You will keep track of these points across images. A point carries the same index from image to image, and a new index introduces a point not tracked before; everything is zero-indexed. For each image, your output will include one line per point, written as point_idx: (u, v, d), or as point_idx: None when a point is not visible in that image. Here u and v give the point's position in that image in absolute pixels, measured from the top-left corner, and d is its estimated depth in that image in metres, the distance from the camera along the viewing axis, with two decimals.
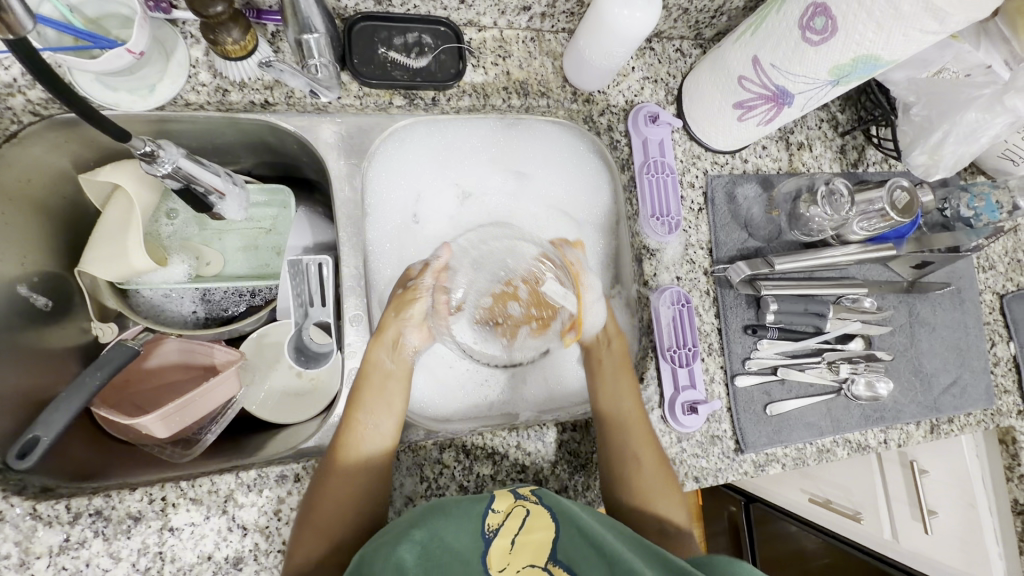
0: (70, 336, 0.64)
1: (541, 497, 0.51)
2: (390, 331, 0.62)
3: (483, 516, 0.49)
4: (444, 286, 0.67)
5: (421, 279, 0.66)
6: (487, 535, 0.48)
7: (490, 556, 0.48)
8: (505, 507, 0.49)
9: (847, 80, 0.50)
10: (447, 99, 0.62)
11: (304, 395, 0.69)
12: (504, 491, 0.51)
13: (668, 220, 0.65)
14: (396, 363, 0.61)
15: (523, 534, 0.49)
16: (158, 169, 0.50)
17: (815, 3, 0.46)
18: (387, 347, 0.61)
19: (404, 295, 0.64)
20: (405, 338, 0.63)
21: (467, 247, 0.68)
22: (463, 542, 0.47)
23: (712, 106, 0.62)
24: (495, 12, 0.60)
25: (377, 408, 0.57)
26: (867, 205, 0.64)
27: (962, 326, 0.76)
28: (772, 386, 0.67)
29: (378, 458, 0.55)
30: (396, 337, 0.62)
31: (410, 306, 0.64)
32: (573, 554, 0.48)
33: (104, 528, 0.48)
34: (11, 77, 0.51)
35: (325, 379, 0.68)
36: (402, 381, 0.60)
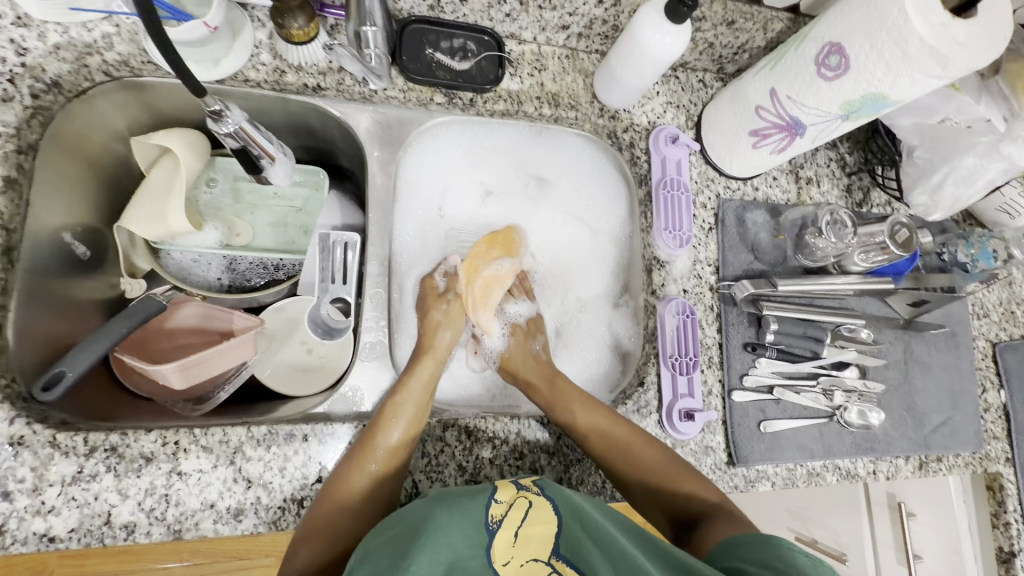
0: (99, 288, 0.67)
1: (544, 489, 0.53)
2: (438, 343, 0.64)
3: (485, 506, 0.50)
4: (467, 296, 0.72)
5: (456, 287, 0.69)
6: (490, 527, 0.48)
7: (494, 549, 0.48)
8: (509, 497, 0.51)
9: (856, 115, 0.54)
10: (483, 101, 0.66)
11: (309, 370, 0.69)
12: (507, 484, 0.53)
13: (680, 235, 0.69)
14: (431, 374, 0.60)
15: (526, 526, 0.49)
16: (221, 128, 0.53)
17: (831, 43, 0.50)
18: (428, 362, 0.62)
19: (445, 301, 0.68)
20: (443, 338, 0.65)
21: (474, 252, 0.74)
22: (467, 534, 0.47)
23: (729, 132, 0.66)
24: (536, 27, 0.66)
25: (397, 413, 0.55)
26: (868, 238, 0.68)
27: (954, 368, 0.78)
28: (767, 404, 0.69)
29: (395, 462, 0.54)
30: (436, 335, 0.65)
31: (451, 320, 0.66)
32: (578, 547, 0.48)
33: (116, 465, 0.50)
34: (93, 39, 0.56)
35: (333, 358, 0.69)
36: (428, 392, 0.59)
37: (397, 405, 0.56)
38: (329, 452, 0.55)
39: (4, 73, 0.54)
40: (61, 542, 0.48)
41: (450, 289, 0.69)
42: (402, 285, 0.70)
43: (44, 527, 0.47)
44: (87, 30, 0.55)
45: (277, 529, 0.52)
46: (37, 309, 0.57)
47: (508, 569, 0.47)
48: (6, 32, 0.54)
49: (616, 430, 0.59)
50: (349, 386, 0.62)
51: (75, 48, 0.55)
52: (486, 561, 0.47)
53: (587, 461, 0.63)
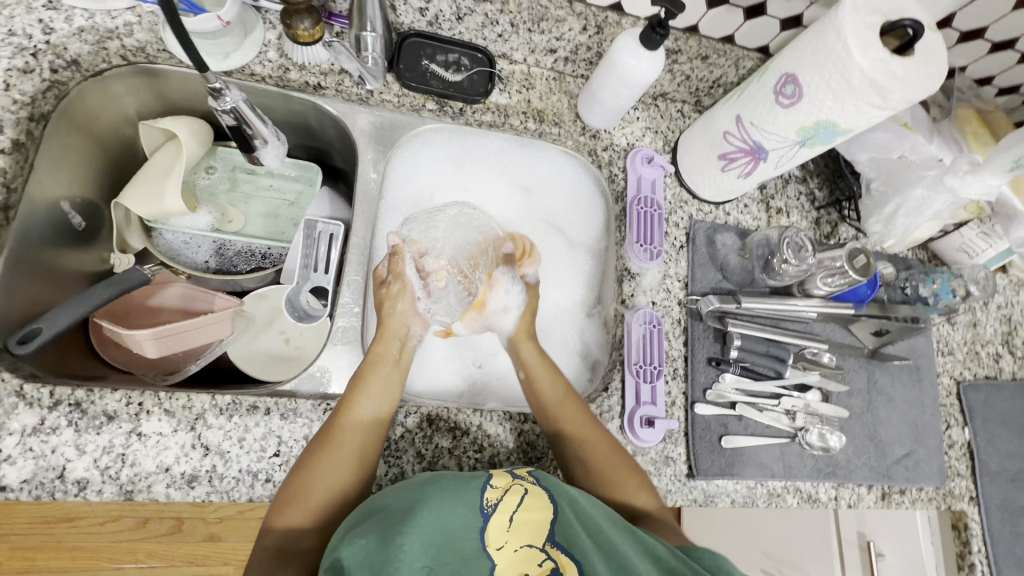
0: (89, 261, 0.69)
1: (539, 479, 0.53)
2: (393, 322, 0.65)
3: (481, 489, 0.50)
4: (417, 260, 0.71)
5: (399, 270, 0.68)
6: (485, 510, 0.49)
7: (489, 532, 0.48)
8: (505, 483, 0.51)
9: (812, 142, 0.58)
10: (472, 111, 0.71)
11: (286, 359, 0.72)
12: (502, 471, 0.53)
13: (651, 248, 0.72)
14: (397, 349, 0.64)
15: (521, 511, 0.50)
16: (220, 105, 0.56)
17: (787, 74, 0.55)
18: (393, 339, 0.64)
19: (389, 287, 0.67)
20: (408, 327, 0.66)
21: (432, 236, 0.73)
22: (461, 516, 0.48)
23: (700, 157, 0.71)
24: (526, 49, 0.71)
25: (366, 391, 0.58)
26: (829, 262, 0.72)
27: (918, 401, 0.80)
28: (729, 420, 0.70)
29: (370, 438, 0.55)
30: (388, 317, 0.65)
31: (399, 297, 0.66)
32: (573, 536, 0.49)
33: (78, 420, 0.50)
34: (115, 25, 0.60)
35: (307, 348, 0.72)
36: (401, 372, 0.62)
37: (364, 385, 0.58)
38: (290, 427, 0.56)
39: (29, 48, 0.57)
40: (12, 491, 0.48)
41: (391, 274, 0.67)
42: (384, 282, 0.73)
43: None
44: (110, 17, 0.60)
45: (229, 499, 0.53)
46: (24, 272, 0.59)
47: (500, 553, 0.47)
48: (36, 13, 0.58)
49: (598, 440, 0.61)
50: (318, 367, 0.63)
51: (98, 32, 0.59)
52: (480, 544, 0.47)
53: (546, 459, 0.63)
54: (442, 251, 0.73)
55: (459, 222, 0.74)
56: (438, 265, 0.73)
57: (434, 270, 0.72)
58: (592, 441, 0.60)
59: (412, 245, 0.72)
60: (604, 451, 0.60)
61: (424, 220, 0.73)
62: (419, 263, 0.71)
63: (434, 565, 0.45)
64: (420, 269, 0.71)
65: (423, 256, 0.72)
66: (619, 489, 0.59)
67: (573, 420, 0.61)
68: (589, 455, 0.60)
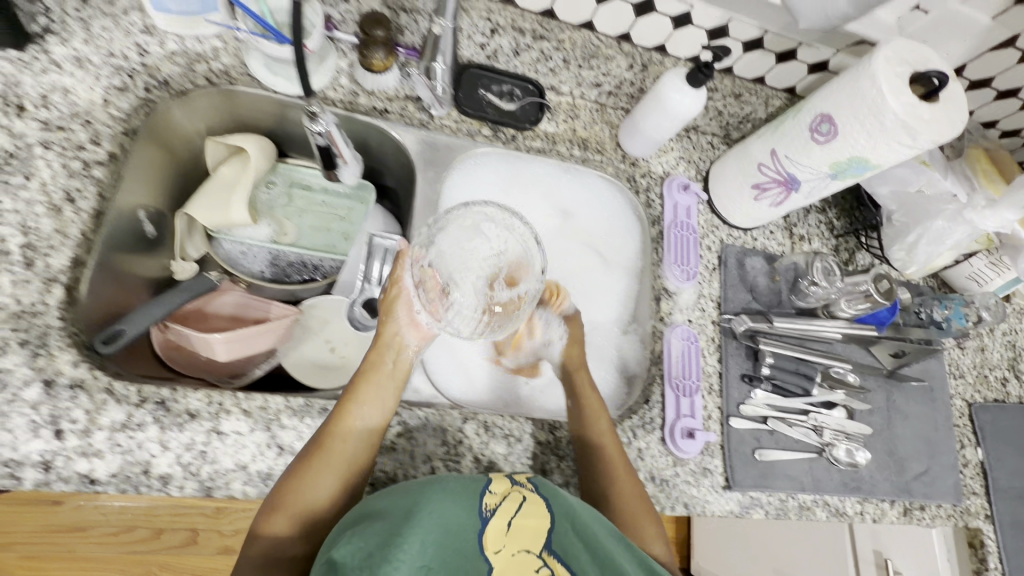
0: (154, 267, 0.72)
1: (537, 486, 0.54)
2: (388, 334, 0.64)
3: (481, 495, 0.51)
4: (417, 276, 0.68)
5: (398, 279, 0.68)
6: (484, 514, 0.49)
7: (486, 536, 0.48)
8: (503, 489, 0.53)
9: (843, 176, 0.64)
10: (523, 138, 0.76)
11: (332, 368, 0.74)
12: (501, 478, 0.54)
13: (688, 269, 0.78)
14: (393, 362, 0.63)
15: (519, 517, 0.50)
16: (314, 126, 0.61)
17: (822, 114, 0.61)
18: (387, 348, 0.64)
19: (392, 298, 0.67)
20: (403, 339, 0.65)
21: (441, 250, 0.68)
22: (460, 518, 0.48)
23: (734, 186, 0.76)
24: (573, 82, 0.77)
25: (363, 401, 0.57)
26: (853, 286, 0.76)
27: (933, 420, 0.84)
28: (761, 434, 0.74)
29: (360, 450, 0.55)
30: (388, 334, 0.64)
31: (392, 311, 0.66)
32: (568, 545, 0.49)
33: (163, 418, 0.53)
34: (203, 49, 0.64)
35: (354, 358, 0.74)
36: (398, 382, 0.62)
37: (361, 397, 0.58)
38: None
39: (126, 68, 0.61)
40: (100, 485, 0.50)
41: (392, 284, 0.68)
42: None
43: (87, 469, 0.50)
44: (199, 42, 0.64)
45: None
46: (106, 273, 0.61)
47: (498, 556, 0.47)
48: (133, 37, 0.62)
49: (622, 472, 0.61)
50: None
51: (188, 55, 0.64)
52: (478, 547, 0.47)
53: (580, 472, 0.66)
54: (455, 272, 0.69)
55: (474, 236, 0.70)
56: (434, 276, 0.68)
57: (435, 287, 0.67)
58: (626, 485, 0.60)
59: (417, 251, 0.69)
60: (631, 485, 0.61)
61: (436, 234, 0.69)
62: (419, 276, 0.68)
63: (434, 563, 0.44)
64: (421, 282, 0.68)
65: (426, 267, 0.68)
66: (638, 531, 0.58)
67: (613, 448, 0.62)
68: (625, 490, 0.60)
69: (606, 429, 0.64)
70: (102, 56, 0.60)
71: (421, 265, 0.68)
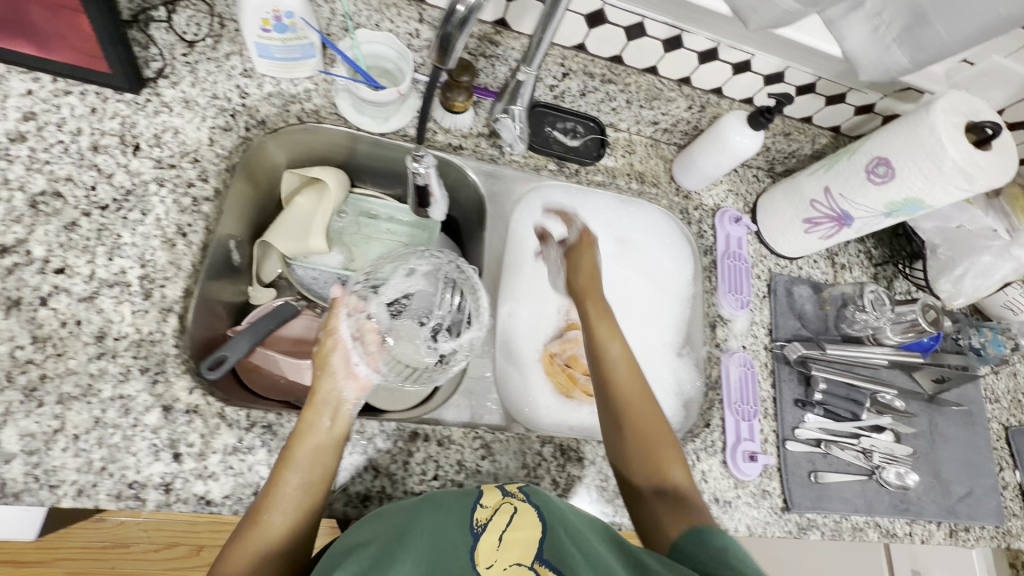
0: (236, 293, 0.76)
1: (528, 496, 0.54)
2: (323, 390, 0.56)
3: (471, 511, 0.52)
4: (354, 323, 0.61)
5: (331, 328, 0.60)
6: (475, 530, 0.50)
7: (478, 552, 0.48)
8: (494, 503, 0.53)
9: (897, 214, 0.68)
10: (585, 172, 0.81)
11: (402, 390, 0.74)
12: (493, 491, 0.55)
13: (741, 297, 0.81)
14: (328, 420, 0.54)
15: (511, 531, 0.50)
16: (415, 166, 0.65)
17: (879, 157, 0.65)
18: (323, 406, 0.55)
19: (327, 349, 0.59)
20: (341, 392, 0.56)
21: (381, 296, 0.68)
22: (453, 537, 0.49)
23: (785, 220, 0.80)
24: (631, 120, 0.81)
25: (308, 442, 0.52)
26: (902, 314, 0.79)
27: (973, 443, 0.87)
28: (816, 457, 0.77)
29: (314, 483, 0.51)
30: (318, 385, 0.56)
31: (325, 364, 0.58)
32: (563, 552, 0.48)
33: (270, 441, 0.56)
34: (297, 91, 0.68)
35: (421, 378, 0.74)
36: (337, 438, 0.54)
37: (303, 434, 0.53)
38: (446, 452, 0.62)
39: (229, 109, 0.65)
40: (215, 505, 0.53)
41: (325, 332, 0.60)
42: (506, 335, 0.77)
43: (203, 491, 0.53)
44: (293, 84, 0.68)
45: None
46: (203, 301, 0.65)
47: (491, 572, 0.47)
48: (234, 79, 0.66)
49: (635, 389, 0.61)
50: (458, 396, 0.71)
51: (283, 97, 0.68)
52: (471, 563, 0.47)
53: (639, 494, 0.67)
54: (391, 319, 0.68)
55: (418, 283, 0.72)
56: (368, 324, 0.63)
57: (367, 335, 0.62)
58: (644, 407, 0.60)
59: (354, 300, 0.64)
60: (648, 411, 0.60)
61: (377, 286, 0.69)
62: (356, 323, 0.62)
63: None
64: (355, 331, 0.61)
65: (363, 314, 0.64)
66: (657, 458, 0.58)
67: (626, 372, 0.62)
68: (636, 409, 0.60)
69: (619, 351, 0.64)
70: (208, 98, 0.64)
71: (359, 316, 0.63)
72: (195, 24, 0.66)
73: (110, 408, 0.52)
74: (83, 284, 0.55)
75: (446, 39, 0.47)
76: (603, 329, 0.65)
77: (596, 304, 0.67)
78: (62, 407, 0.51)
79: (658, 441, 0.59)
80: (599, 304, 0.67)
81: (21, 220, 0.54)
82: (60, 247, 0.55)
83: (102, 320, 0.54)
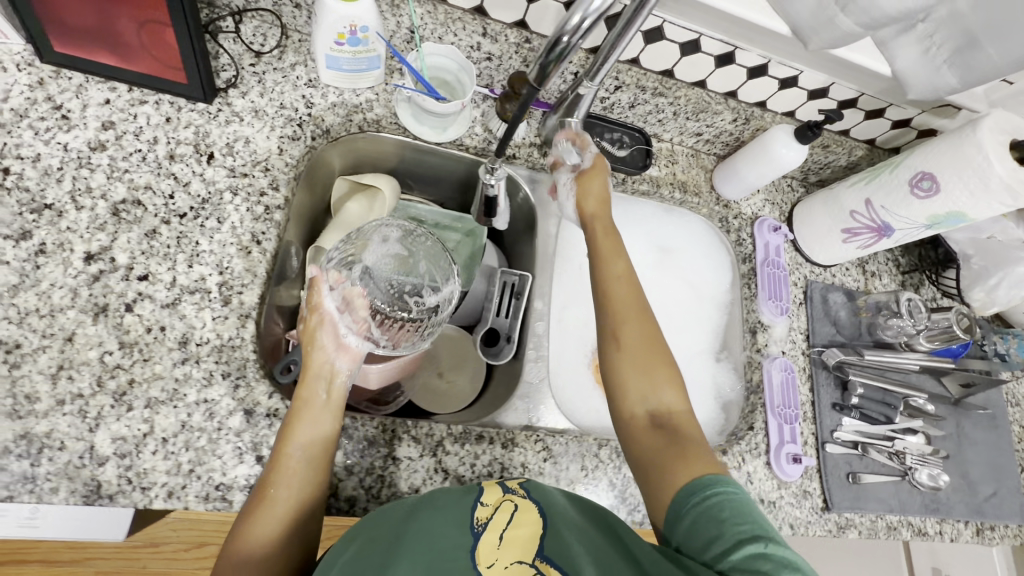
0: None
1: (528, 493, 0.56)
2: (315, 363, 0.58)
3: (471, 510, 0.53)
4: (339, 299, 0.62)
5: (316, 303, 0.61)
6: (475, 529, 0.51)
7: (478, 550, 0.49)
8: (494, 501, 0.54)
9: (938, 226, 0.71)
10: (631, 181, 0.83)
11: (446, 394, 0.79)
12: (493, 490, 0.56)
13: (780, 304, 0.84)
14: (325, 391, 0.56)
15: (511, 529, 0.51)
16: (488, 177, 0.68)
17: (924, 172, 0.68)
18: (316, 379, 0.57)
19: (314, 324, 0.60)
20: (334, 365, 0.59)
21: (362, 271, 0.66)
22: (451, 536, 0.50)
23: (823, 230, 0.83)
24: (676, 131, 0.83)
25: (306, 423, 0.54)
26: (936, 322, 0.83)
27: (998, 446, 0.90)
28: (853, 459, 0.80)
29: (314, 466, 0.53)
30: (311, 356, 0.58)
31: (316, 337, 0.59)
32: (562, 548, 0.49)
33: (345, 443, 0.58)
34: (359, 101, 0.70)
35: (464, 381, 0.79)
36: (334, 410, 0.56)
37: (301, 415, 0.54)
38: (509, 455, 0.64)
39: (296, 118, 0.66)
40: None
41: (310, 308, 0.61)
42: (557, 340, 0.80)
43: None
44: (356, 94, 0.70)
45: None
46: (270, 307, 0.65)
47: (492, 571, 0.48)
48: (299, 90, 0.67)
49: (632, 315, 0.61)
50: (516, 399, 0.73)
51: (346, 107, 0.69)
52: (469, 562, 0.48)
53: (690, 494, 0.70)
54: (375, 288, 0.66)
55: (396, 249, 0.68)
56: (353, 295, 0.63)
57: (353, 306, 0.63)
58: (640, 338, 0.59)
59: (335, 274, 0.63)
60: (645, 332, 0.60)
61: (356, 259, 0.66)
62: (341, 297, 0.63)
63: None
64: (341, 304, 0.62)
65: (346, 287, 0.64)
66: (653, 382, 0.57)
67: (627, 290, 0.62)
68: (629, 336, 0.59)
69: (619, 269, 0.64)
70: (276, 108, 0.66)
71: (342, 288, 0.63)
72: (261, 34, 0.67)
73: (195, 412, 0.54)
74: (165, 290, 0.56)
75: (546, 67, 0.50)
76: (607, 250, 0.65)
77: (603, 225, 0.68)
78: (150, 411, 0.53)
79: (656, 370, 0.58)
80: (605, 229, 0.68)
81: (104, 228, 0.56)
82: (142, 255, 0.56)
83: (184, 325, 0.56)
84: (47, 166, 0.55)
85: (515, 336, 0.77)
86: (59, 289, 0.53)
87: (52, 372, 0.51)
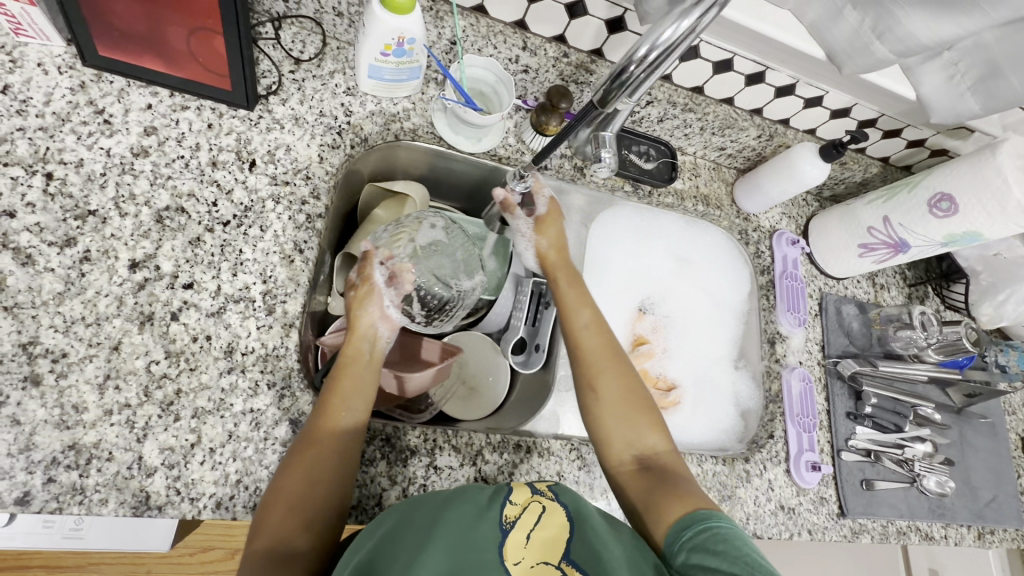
0: None
1: (557, 495, 0.54)
2: (362, 325, 0.60)
3: (500, 506, 0.52)
4: (388, 271, 0.65)
5: (367, 274, 0.64)
6: (504, 526, 0.50)
7: (506, 547, 0.49)
8: (523, 500, 0.53)
9: (953, 244, 0.74)
10: (656, 194, 0.84)
11: (473, 400, 0.79)
12: (521, 487, 0.55)
13: (798, 316, 0.87)
14: (368, 349, 0.60)
15: (537, 530, 0.50)
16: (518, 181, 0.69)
17: (943, 193, 0.71)
18: (361, 341, 0.60)
19: (361, 294, 0.62)
20: (378, 331, 0.61)
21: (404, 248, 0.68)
22: (483, 530, 0.50)
23: (840, 245, 0.86)
24: (700, 145, 0.85)
25: (345, 405, 0.54)
26: (948, 336, 0.85)
27: (998, 452, 0.94)
28: (865, 466, 0.83)
29: (346, 446, 0.52)
30: (356, 324, 0.60)
31: (365, 304, 0.61)
32: (586, 553, 0.49)
33: (389, 453, 0.59)
34: (396, 110, 0.70)
35: (491, 389, 0.80)
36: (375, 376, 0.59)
37: (343, 391, 0.55)
38: (545, 464, 0.65)
39: (336, 126, 0.67)
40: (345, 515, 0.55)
41: (360, 277, 0.63)
42: None
43: None
44: (393, 103, 0.70)
45: None
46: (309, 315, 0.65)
47: (519, 568, 0.47)
48: (338, 98, 0.67)
49: (603, 363, 0.63)
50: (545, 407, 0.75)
51: (384, 115, 0.70)
52: (499, 557, 0.48)
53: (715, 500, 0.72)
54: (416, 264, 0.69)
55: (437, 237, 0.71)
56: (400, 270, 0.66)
57: (399, 280, 0.65)
58: (619, 386, 0.62)
59: (386, 250, 0.67)
60: (621, 381, 0.62)
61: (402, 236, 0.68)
62: (389, 270, 0.65)
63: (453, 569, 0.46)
64: (388, 277, 0.65)
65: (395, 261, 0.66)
66: (634, 428, 0.60)
67: (598, 340, 0.64)
68: (603, 384, 0.62)
69: (588, 318, 0.66)
70: (315, 116, 0.66)
71: (392, 262, 0.66)
72: (300, 41, 0.67)
73: (242, 423, 0.54)
74: (210, 299, 0.56)
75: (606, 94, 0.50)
76: (573, 300, 0.67)
77: (563, 274, 0.71)
78: (197, 421, 0.52)
79: (638, 415, 0.61)
80: (570, 281, 0.70)
81: (148, 235, 0.55)
82: (187, 263, 0.56)
83: (230, 335, 0.55)
84: (90, 171, 0.55)
85: (544, 344, 0.78)
86: (104, 298, 0.52)
87: (99, 381, 0.50)
